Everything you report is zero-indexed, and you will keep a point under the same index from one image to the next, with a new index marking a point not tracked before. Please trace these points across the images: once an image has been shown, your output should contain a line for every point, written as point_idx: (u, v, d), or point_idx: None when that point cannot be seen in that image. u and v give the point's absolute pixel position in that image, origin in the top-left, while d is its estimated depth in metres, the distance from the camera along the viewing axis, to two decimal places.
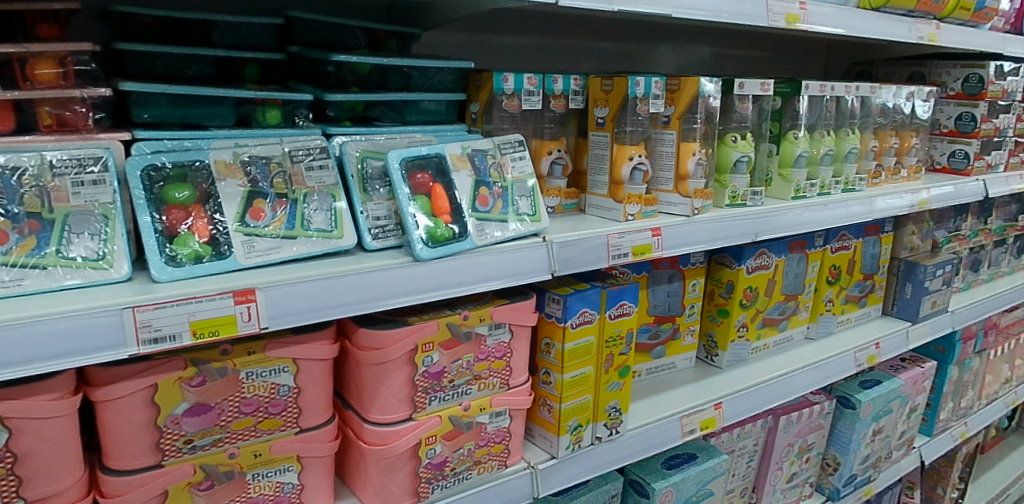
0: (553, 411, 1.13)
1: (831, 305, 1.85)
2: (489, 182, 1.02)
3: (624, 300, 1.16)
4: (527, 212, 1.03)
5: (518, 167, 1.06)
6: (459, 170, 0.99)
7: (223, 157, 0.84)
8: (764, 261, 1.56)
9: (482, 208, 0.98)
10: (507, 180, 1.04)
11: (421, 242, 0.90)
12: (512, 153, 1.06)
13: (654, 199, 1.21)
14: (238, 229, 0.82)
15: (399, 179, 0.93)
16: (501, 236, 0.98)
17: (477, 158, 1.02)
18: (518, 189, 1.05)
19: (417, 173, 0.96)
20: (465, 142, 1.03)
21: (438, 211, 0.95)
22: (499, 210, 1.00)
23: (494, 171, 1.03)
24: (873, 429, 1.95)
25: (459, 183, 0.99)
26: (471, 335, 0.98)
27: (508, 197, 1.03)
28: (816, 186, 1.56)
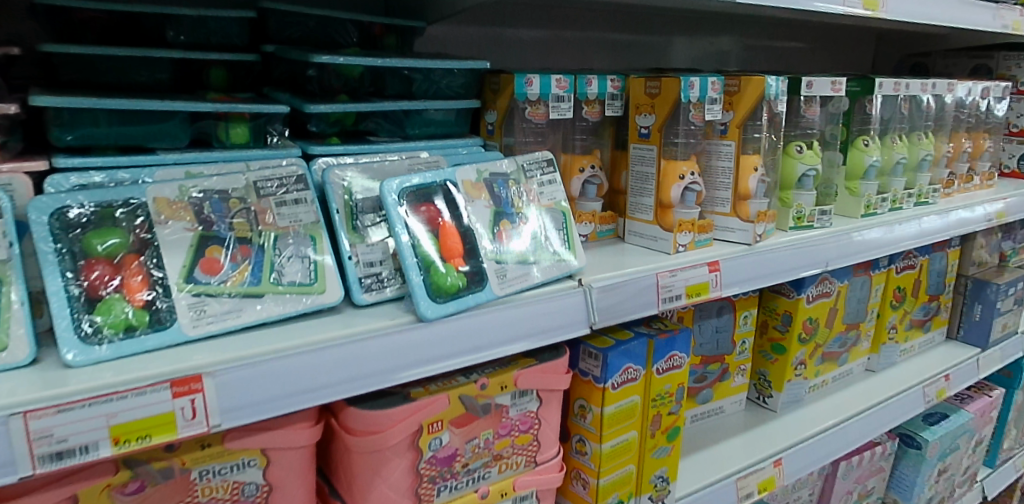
0: (589, 488, 0.93)
1: (894, 332, 1.63)
2: (512, 213, 0.81)
3: (675, 350, 0.96)
4: (558, 249, 0.83)
5: (547, 193, 0.85)
6: (474, 200, 0.79)
7: (164, 193, 0.64)
8: (826, 288, 1.35)
9: (502, 247, 0.78)
10: (534, 208, 0.83)
11: (426, 296, 0.70)
12: (539, 176, 0.86)
13: (708, 225, 0.99)
14: (184, 289, 0.62)
15: (396, 214, 0.72)
16: (526, 282, 0.78)
17: (498, 183, 0.82)
18: (548, 220, 0.84)
19: (421, 206, 0.75)
20: (481, 163, 0.82)
21: (448, 253, 0.74)
22: (525, 248, 0.80)
23: (518, 200, 0.82)
24: (938, 469, 1.73)
25: (475, 215, 0.78)
26: (490, 407, 0.79)
27: (537, 230, 0.82)
28: (888, 200, 1.33)
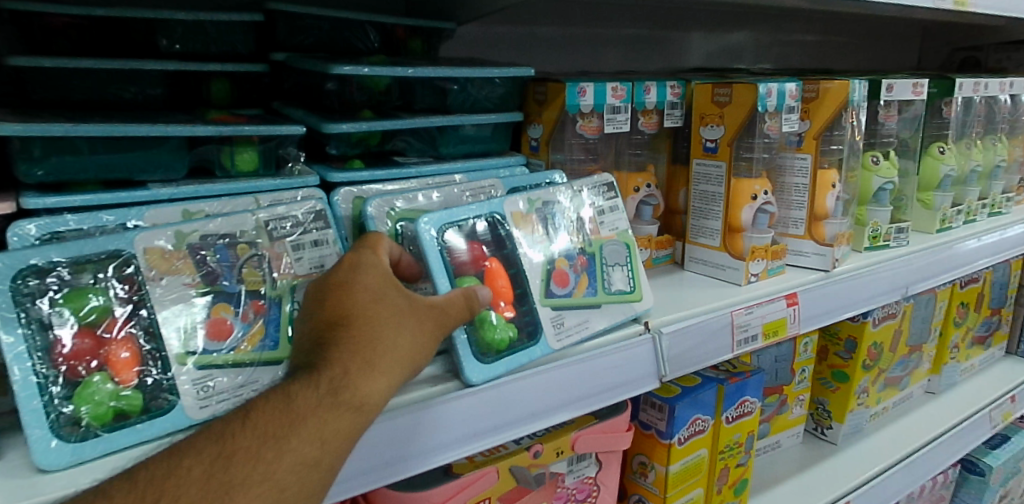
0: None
1: (957, 351, 1.49)
2: (569, 248, 0.69)
3: (746, 396, 0.84)
4: (622, 288, 0.71)
5: (606, 223, 0.73)
6: (524, 235, 0.66)
7: (158, 243, 0.51)
8: (892, 309, 1.22)
9: (559, 290, 0.66)
10: (593, 241, 0.71)
11: (473, 357, 0.58)
12: (597, 203, 0.73)
13: (782, 251, 0.88)
14: (185, 361, 0.50)
15: (436, 255, 0.60)
16: (586, 332, 0.66)
17: (551, 213, 0.69)
18: (609, 255, 0.72)
19: (463, 244, 0.62)
20: (533, 191, 0.69)
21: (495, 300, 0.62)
22: (584, 290, 0.68)
23: (574, 232, 0.70)
24: (1000, 495, 1.60)
25: (527, 254, 0.66)
26: (544, 477, 0.67)
27: (596, 269, 0.70)
28: (962, 212, 1.20)
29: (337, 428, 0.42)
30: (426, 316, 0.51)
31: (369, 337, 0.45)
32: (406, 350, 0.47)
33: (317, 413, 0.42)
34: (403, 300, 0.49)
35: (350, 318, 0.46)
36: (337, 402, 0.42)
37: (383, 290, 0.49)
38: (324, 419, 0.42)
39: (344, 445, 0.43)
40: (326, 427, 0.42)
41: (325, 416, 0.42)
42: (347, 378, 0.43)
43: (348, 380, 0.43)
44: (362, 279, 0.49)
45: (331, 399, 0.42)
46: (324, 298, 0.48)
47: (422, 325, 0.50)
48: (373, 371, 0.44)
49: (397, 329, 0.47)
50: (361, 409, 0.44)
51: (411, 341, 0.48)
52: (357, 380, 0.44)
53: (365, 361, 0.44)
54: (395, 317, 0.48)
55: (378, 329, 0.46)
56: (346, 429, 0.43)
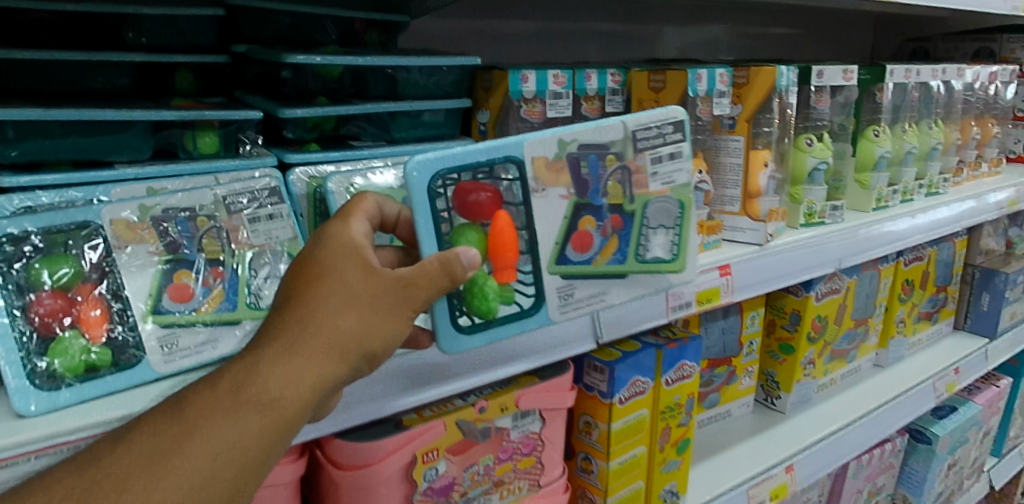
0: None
1: (903, 325, 1.57)
2: (599, 207, 0.64)
3: (685, 360, 0.91)
4: (660, 258, 0.67)
5: (663, 174, 0.65)
6: (547, 186, 0.61)
7: (123, 215, 0.57)
8: (836, 284, 1.29)
9: (577, 256, 0.64)
10: (638, 196, 0.65)
11: (450, 324, 0.60)
12: (658, 145, 0.65)
13: (718, 226, 0.95)
14: (151, 321, 0.55)
15: (421, 215, 0.55)
16: (599, 303, 0.67)
17: (590, 158, 0.62)
18: (656, 214, 0.66)
19: (473, 193, 0.57)
20: (569, 130, 0.61)
21: (498, 253, 0.57)
22: (610, 257, 0.66)
23: (614, 186, 0.64)
24: (948, 463, 1.68)
25: (542, 209, 0.61)
26: (490, 432, 0.73)
27: (635, 229, 0.66)
28: (899, 192, 1.28)
29: (243, 428, 0.42)
30: (386, 295, 0.48)
31: (297, 327, 0.45)
32: (339, 340, 0.45)
33: (221, 411, 0.42)
34: (356, 279, 0.47)
35: (288, 303, 0.46)
36: (243, 400, 0.42)
37: (338, 267, 0.47)
38: (223, 418, 0.42)
39: (251, 446, 0.42)
40: (229, 421, 0.42)
41: (229, 415, 0.42)
42: (262, 370, 0.43)
43: (259, 378, 0.43)
44: (319, 258, 0.48)
45: (237, 396, 0.43)
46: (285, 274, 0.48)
47: (373, 308, 0.47)
48: (290, 367, 0.44)
49: (337, 315, 0.46)
50: (272, 402, 0.43)
51: (353, 328, 0.46)
52: (268, 379, 0.43)
53: (282, 355, 0.44)
54: (336, 300, 0.46)
55: (310, 319, 0.45)
56: (252, 429, 0.42)
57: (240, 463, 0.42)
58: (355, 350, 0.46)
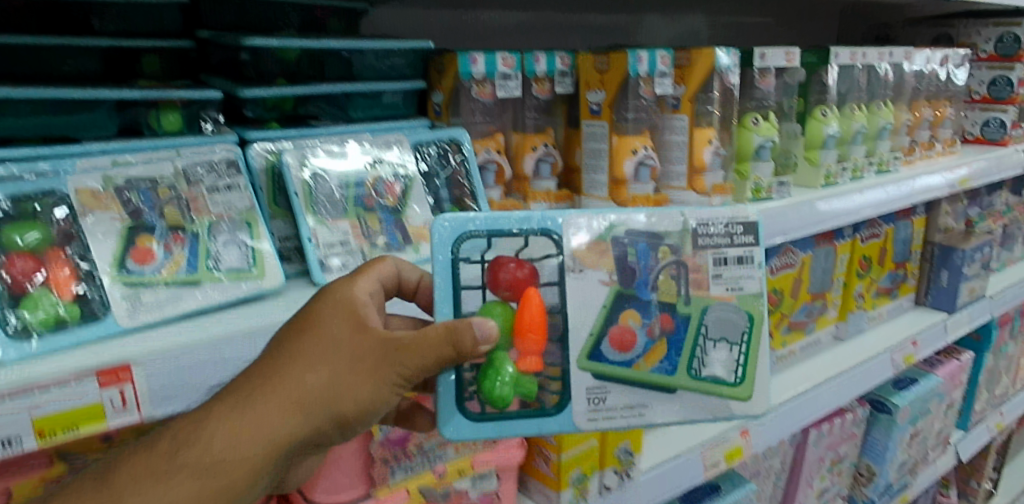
0: (551, 463, 0.95)
1: (862, 300, 1.62)
2: (644, 295, 0.63)
3: None
4: (720, 378, 0.64)
5: (726, 279, 0.65)
6: (586, 267, 0.62)
7: (87, 184, 0.62)
8: (790, 259, 1.36)
9: (616, 356, 0.62)
10: (694, 298, 0.64)
11: (458, 410, 0.61)
12: (723, 245, 0.65)
13: (663, 200, 1.01)
14: (117, 280, 0.61)
15: (440, 273, 0.60)
16: (636, 416, 0.62)
17: (642, 247, 0.63)
18: (714, 324, 0.64)
19: (508, 262, 0.61)
20: (619, 213, 0.62)
21: (522, 335, 0.59)
22: (657, 364, 0.63)
23: (665, 279, 0.63)
24: (910, 433, 1.74)
25: (576, 290, 0.61)
26: None
27: (687, 336, 0.63)
28: (848, 169, 1.34)
29: (195, 474, 0.52)
30: (366, 353, 0.55)
31: (266, 387, 0.54)
32: (297, 400, 0.54)
33: (184, 455, 0.52)
34: (339, 338, 0.56)
35: (276, 357, 0.56)
36: (201, 448, 0.53)
37: (322, 333, 0.56)
38: (181, 461, 0.52)
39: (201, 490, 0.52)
40: (212, 448, 0.52)
41: (187, 459, 0.52)
42: (248, 408, 0.53)
43: (217, 430, 0.53)
44: (310, 322, 0.57)
45: (199, 443, 0.53)
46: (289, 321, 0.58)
47: (352, 365, 0.55)
48: (247, 424, 0.53)
49: (302, 381, 0.55)
50: (254, 438, 0.53)
51: (332, 380, 0.54)
52: (223, 432, 0.53)
53: (244, 410, 0.54)
54: (321, 356, 0.55)
55: (278, 380, 0.54)
56: (204, 475, 0.52)
57: (222, 487, 0.53)
58: (333, 402, 0.55)
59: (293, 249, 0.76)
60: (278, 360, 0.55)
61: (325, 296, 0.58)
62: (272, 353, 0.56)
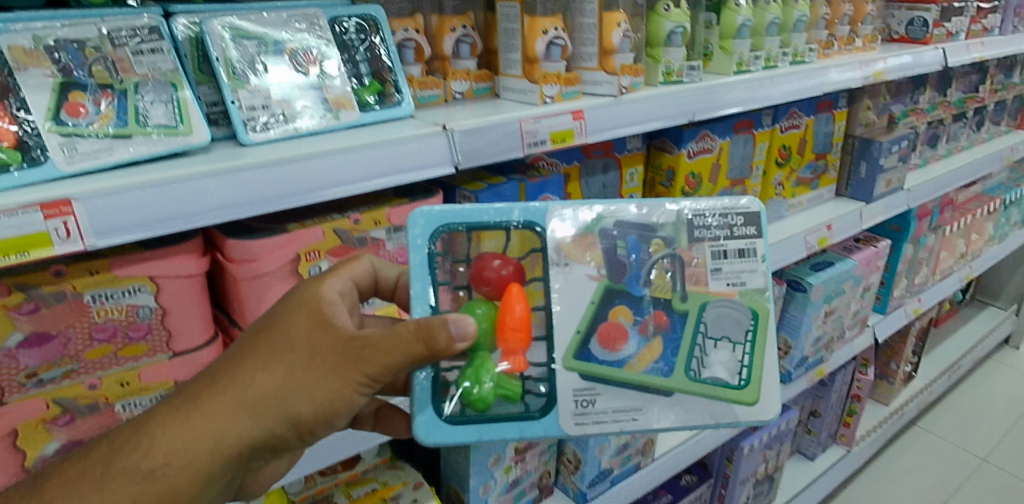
0: None
1: (781, 188, 1.75)
2: (638, 288, 0.77)
3: (547, 193, 1.09)
4: (721, 381, 0.76)
5: (725, 274, 0.78)
6: (573, 261, 0.76)
7: (19, 42, 0.70)
8: (707, 144, 1.47)
9: (607, 358, 0.74)
10: (689, 294, 0.77)
11: (431, 406, 0.72)
12: (720, 237, 0.78)
13: (575, 78, 1.08)
14: (52, 130, 0.69)
15: (420, 265, 0.75)
16: (632, 417, 0.74)
17: (631, 240, 0.77)
18: (711, 322, 0.77)
19: (493, 262, 0.77)
20: (607, 207, 0.77)
21: (506, 331, 0.72)
22: (652, 365, 0.75)
23: (658, 274, 0.77)
24: (824, 311, 1.91)
25: (572, 280, 0.75)
26: (366, 240, 0.89)
27: (682, 335, 0.76)
28: (761, 58, 1.42)
29: (168, 458, 0.64)
30: (322, 355, 0.66)
31: (234, 383, 0.66)
32: (259, 394, 0.65)
33: (160, 441, 0.64)
34: (299, 340, 0.67)
35: (245, 358, 0.67)
36: (175, 435, 0.64)
37: (286, 337, 0.67)
38: (157, 446, 0.64)
39: (173, 475, 0.64)
40: (170, 444, 0.64)
41: (162, 444, 0.64)
42: (207, 406, 0.65)
43: (190, 420, 0.65)
44: (279, 327, 0.68)
45: (174, 430, 0.65)
46: (257, 325, 0.69)
47: (309, 367, 0.66)
48: (214, 416, 0.65)
49: (263, 376, 0.65)
50: (216, 434, 0.64)
51: (288, 380, 0.65)
52: (195, 422, 0.65)
53: (212, 404, 0.65)
54: (280, 358, 0.66)
55: (246, 377, 0.66)
56: (175, 460, 0.64)
57: (181, 483, 0.64)
58: (289, 400, 0.65)
59: (219, 113, 0.86)
60: (242, 363, 0.67)
61: (292, 301, 0.70)
62: (237, 357, 0.67)
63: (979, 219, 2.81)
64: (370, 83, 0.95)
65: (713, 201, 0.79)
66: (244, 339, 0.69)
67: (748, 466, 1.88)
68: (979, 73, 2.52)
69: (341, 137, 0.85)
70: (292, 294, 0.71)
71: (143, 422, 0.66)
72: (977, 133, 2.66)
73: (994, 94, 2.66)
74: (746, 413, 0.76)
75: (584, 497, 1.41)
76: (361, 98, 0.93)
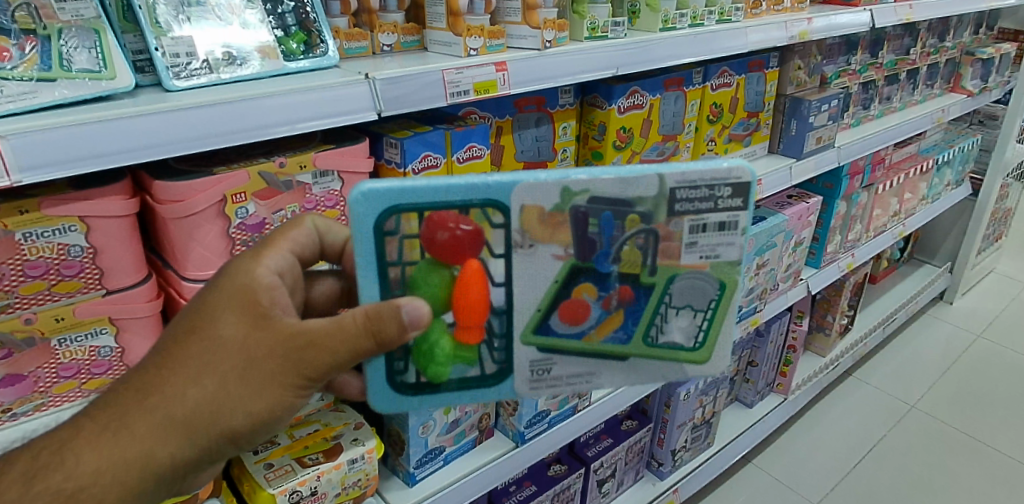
0: None
1: (713, 145, 1.82)
2: (606, 267, 0.74)
3: (473, 142, 1.14)
4: (678, 344, 0.80)
5: (701, 248, 0.74)
6: (538, 242, 0.72)
7: None
8: (637, 100, 1.53)
9: (566, 329, 0.77)
10: (658, 269, 0.75)
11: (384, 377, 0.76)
12: (702, 210, 0.72)
13: (500, 32, 1.13)
14: None
15: (365, 244, 0.68)
16: (584, 381, 0.80)
17: (604, 217, 0.71)
18: (677, 293, 0.77)
19: (450, 236, 0.70)
20: (580, 183, 0.69)
21: (462, 308, 0.72)
22: (608, 335, 0.78)
23: (627, 251, 0.73)
24: (757, 263, 2.00)
25: (533, 259, 0.73)
26: (292, 184, 0.94)
27: (644, 307, 0.77)
28: (686, 16, 1.49)
29: (96, 476, 0.63)
30: (262, 358, 0.66)
31: (161, 396, 0.65)
32: (191, 407, 0.65)
33: (86, 457, 0.64)
34: (231, 347, 0.66)
35: (173, 366, 0.66)
36: (102, 452, 0.64)
37: (216, 344, 0.66)
38: (82, 462, 0.64)
39: (101, 491, 0.64)
40: (95, 463, 0.64)
41: (89, 463, 0.63)
42: (133, 423, 0.65)
43: (117, 435, 0.64)
44: (207, 330, 0.66)
45: (100, 445, 0.64)
46: (180, 324, 0.67)
47: (245, 378, 0.66)
48: (143, 430, 0.65)
49: (194, 386, 0.65)
50: (147, 450, 0.65)
51: (224, 392, 0.66)
52: (122, 438, 0.64)
53: (140, 418, 0.65)
54: (213, 369, 0.66)
55: (176, 389, 0.65)
56: (103, 476, 0.64)
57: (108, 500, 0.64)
58: (227, 408, 0.66)
59: (145, 61, 0.89)
60: (170, 373, 0.66)
61: (221, 296, 0.68)
62: (163, 364, 0.66)
63: (914, 178, 2.93)
64: (295, 33, 0.99)
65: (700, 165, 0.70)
66: (166, 341, 0.67)
67: (684, 411, 1.99)
68: (909, 36, 2.64)
69: (265, 83, 0.89)
70: (216, 284, 0.68)
71: (62, 440, 0.65)
72: (911, 95, 2.78)
73: (925, 57, 2.78)
74: (696, 371, 0.82)
75: (521, 438, 1.48)
76: (287, 47, 0.97)
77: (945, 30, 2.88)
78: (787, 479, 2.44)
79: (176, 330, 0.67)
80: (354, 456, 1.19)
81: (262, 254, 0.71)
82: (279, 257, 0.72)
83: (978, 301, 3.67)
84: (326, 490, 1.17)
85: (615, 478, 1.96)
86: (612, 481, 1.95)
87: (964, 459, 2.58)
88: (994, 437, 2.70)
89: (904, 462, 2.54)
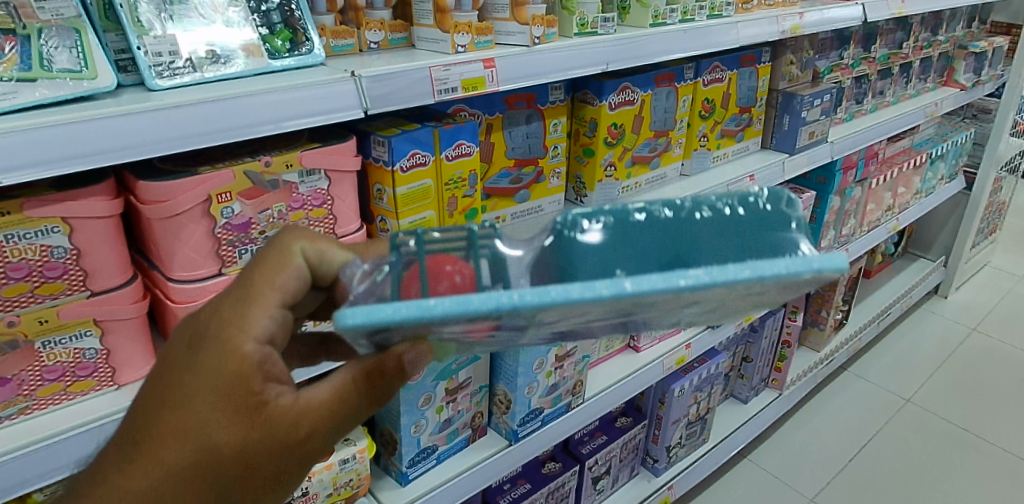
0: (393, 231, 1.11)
1: (705, 140, 1.82)
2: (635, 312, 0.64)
3: (462, 139, 1.13)
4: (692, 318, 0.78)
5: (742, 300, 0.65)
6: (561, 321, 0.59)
7: None
8: (629, 96, 1.52)
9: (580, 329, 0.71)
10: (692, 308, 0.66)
11: None
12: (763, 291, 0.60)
13: (488, 29, 1.13)
14: None
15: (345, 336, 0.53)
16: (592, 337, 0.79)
17: (648, 305, 0.57)
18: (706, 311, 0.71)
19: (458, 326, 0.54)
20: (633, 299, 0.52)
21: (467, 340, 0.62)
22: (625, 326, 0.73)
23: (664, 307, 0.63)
24: None
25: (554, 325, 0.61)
26: (278, 183, 0.93)
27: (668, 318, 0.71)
28: (677, 11, 1.48)
29: None
30: (260, 451, 0.57)
31: None
32: None
33: None
34: (228, 454, 0.56)
35: (153, 481, 0.55)
36: None
37: (209, 452, 0.55)
38: None
39: None
40: None
41: None
42: None
43: None
44: (193, 439, 0.55)
45: None
46: (153, 421, 0.55)
47: (244, 480, 0.58)
48: None
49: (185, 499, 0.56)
50: None
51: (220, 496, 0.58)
52: None
53: None
54: (206, 479, 0.56)
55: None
56: None
57: None
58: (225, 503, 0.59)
59: (127, 60, 0.89)
60: (150, 490, 0.55)
61: (205, 397, 0.55)
62: (136, 466, 0.55)
63: (907, 172, 2.93)
64: (281, 31, 0.98)
65: (800, 266, 0.54)
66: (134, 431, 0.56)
67: (679, 407, 1.99)
68: (901, 31, 2.64)
69: (250, 82, 0.88)
70: (194, 371, 0.56)
71: None
72: (904, 89, 2.79)
73: (918, 51, 2.78)
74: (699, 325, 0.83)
75: (515, 436, 1.47)
76: (272, 45, 0.96)
77: (937, 25, 2.88)
78: (782, 473, 2.44)
79: (148, 432, 0.55)
80: (346, 456, 1.19)
81: (244, 323, 0.57)
82: (265, 321, 0.58)
83: (972, 294, 3.68)
84: (317, 490, 1.16)
85: (610, 475, 1.96)
86: (606, 478, 1.95)
87: (960, 453, 2.58)
88: (989, 430, 2.70)
89: (899, 456, 2.55)
